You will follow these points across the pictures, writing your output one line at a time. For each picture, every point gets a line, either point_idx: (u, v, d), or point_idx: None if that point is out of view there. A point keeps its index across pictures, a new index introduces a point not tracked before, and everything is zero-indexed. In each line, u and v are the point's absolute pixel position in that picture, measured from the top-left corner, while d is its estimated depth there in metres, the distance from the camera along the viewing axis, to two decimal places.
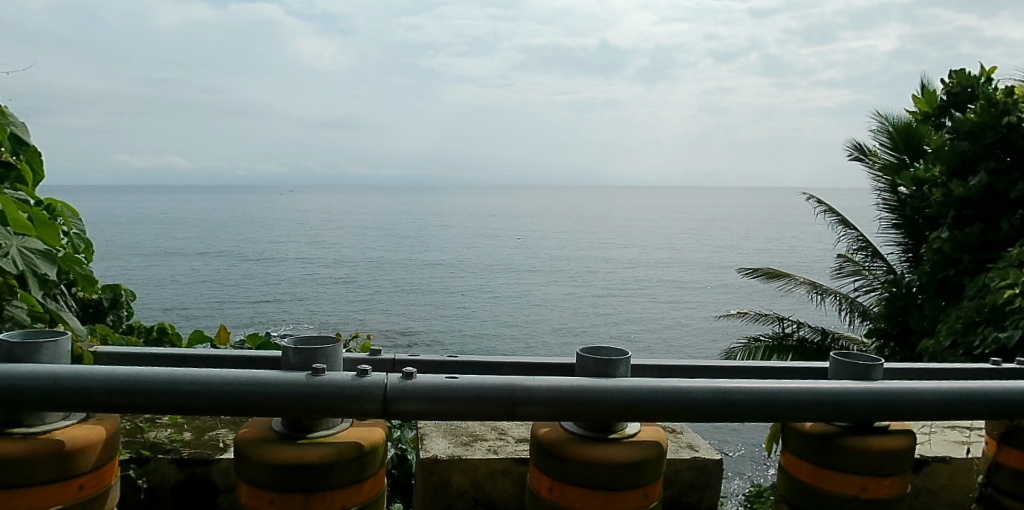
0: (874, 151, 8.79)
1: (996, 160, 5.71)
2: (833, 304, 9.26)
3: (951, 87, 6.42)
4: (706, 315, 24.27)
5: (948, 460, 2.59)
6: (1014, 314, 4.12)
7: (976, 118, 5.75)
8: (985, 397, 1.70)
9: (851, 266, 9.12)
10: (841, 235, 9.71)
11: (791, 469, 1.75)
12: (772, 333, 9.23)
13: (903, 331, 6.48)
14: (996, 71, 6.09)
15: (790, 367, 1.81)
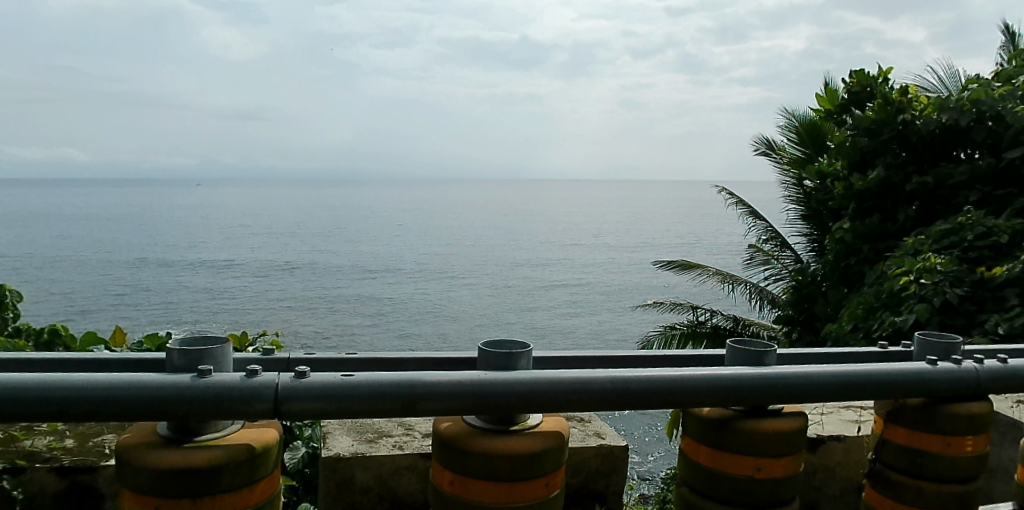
0: (782, 146, 9.17)
1: (892, 155, 6.02)
2: (744, 293, 9.65)
3: (851, 86, 6.74)
4: (627, 308, 24.94)
5: (842, 439, 2.74)
6: (908, 300, 4.54)
7: (874, 116, 6.08)
8: (868, 376, 1.82)
9: (762, 255, 9.62)
10: (752, 226, 10.10)
11: (690, 453, 1.81)
12: (687, 321, 9.56)
13: (809, 317, 6.78)
14: (891, 71, 6.45)
15: (688, 353, 1.87)
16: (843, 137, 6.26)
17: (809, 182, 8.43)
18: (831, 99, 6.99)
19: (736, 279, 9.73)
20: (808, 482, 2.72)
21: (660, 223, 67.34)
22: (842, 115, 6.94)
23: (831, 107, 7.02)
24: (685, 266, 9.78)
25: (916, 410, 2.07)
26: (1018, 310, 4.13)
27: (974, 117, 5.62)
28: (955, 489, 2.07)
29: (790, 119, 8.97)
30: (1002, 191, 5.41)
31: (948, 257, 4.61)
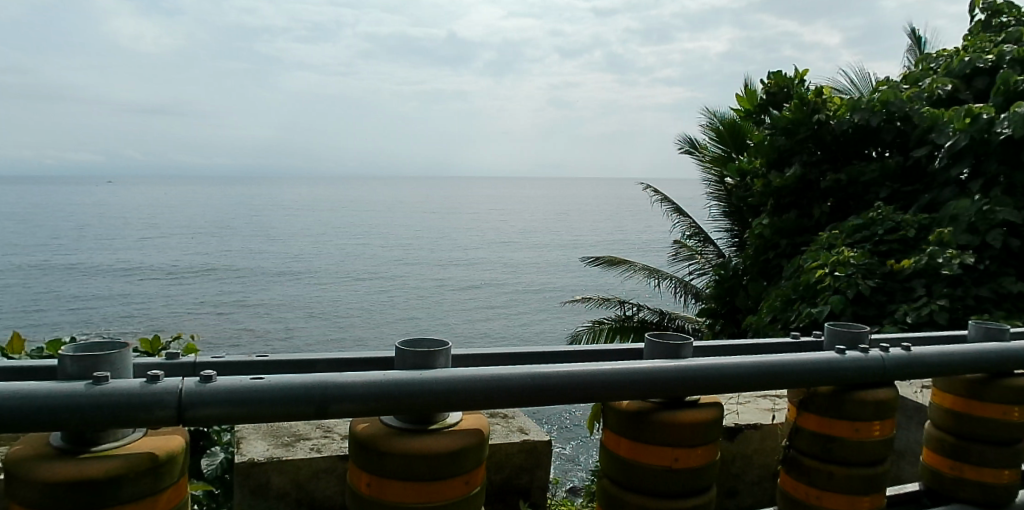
0: (704, 145, 9.47)
1: (808, 154, 6.33)
2: (670, 287, 9.98)
3: (770, 87, 7.02)
4: (561, 304, 25.31)
5: (759, 427, 2.84)
6: (823, 292, 4.77)
7: (791, 116, 6.32)
8: (778, 366, 1.89)
9: (686, 251, 9.93)
10: (677, 222, 10.42)
11: (611, 445, 1.84)
12: (616, 316, 9.80)
13: (731, 310, 7.04)
14: (806, 73, 6.74)
15: (608, 348, 1.90)
16: (762, 136, 6.57)
17: (730, 180, 8.72)
18: (750, 99, 7.22)
19: (662, 274, 10.06)
20: (728, 470, 2.81)
21: (592, 220, 68.55)
22: (760, 115, 7.18)
23: (750, 108, 7.25)
24: (611, 261, 10.01)
25: (826, 398, 2.16)
26: (924, 299, 4.38)
27: (884, 118, 5.88)
28: (864, 473, 2.17)
29: (712, 118, 9.25)
30: (909, 187, 5.71)
31: (860, 251, 4.84)
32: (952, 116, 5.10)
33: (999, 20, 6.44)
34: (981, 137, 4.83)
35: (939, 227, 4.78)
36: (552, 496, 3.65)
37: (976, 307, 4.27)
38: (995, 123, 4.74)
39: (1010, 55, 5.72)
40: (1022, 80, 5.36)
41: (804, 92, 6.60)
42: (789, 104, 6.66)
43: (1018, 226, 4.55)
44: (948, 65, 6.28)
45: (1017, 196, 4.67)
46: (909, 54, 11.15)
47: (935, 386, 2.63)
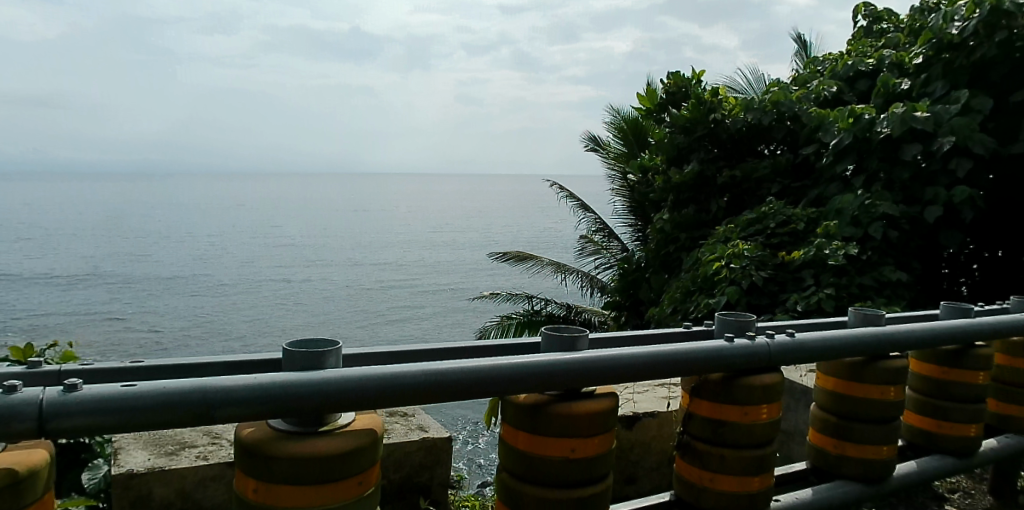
0: (608, 143, 9.76)
1: (705, 151, 6.59)
2: (576, 282, 10.18)
3: (669, 87, 7.29)
4: (474, 301, 25.41)
5: (655, 415, 2.97)
6: (720, 283, 5.02)
7: (688, 115, 6.61)
8: (669, 355, 1.97)
9: (592, 246, 10.13)
10: (582, 218, 10.68)
11: (510, 440, 1.87)
12: (524, 311, 9.98)
13: (634, 303, 7.28)
14: (703, 74, 7.02)
15: (508, 343, 1.92)
16: (662, 134, 6.82)
17: (632, 176, 9.00)
18: (650, 99, 7.46)
19: (569, 269, 10.29)
20: (626, 458, 2.94)
21: (507, 215, 69.05)
22: (660, 113, 7.45)
23: (650, 107, 7.52)
24: (519, 257, 10.17)
25: (716, 384, 2.26)
26: (812, 289, 4.66)
27: (775, 117, 6.19)
28: (754, 454, 2.27)
29: (615, 116, 9.52)
30: (798, 183, 6.05)
31: (754, 244, 5.11)
32: (836, 115, 5.42)
33: (879, 27, 6.91)
34: (863, 135, 5.17)
35: (825, 220, 5.09)
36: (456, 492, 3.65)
37: (859, 294, 4.54)
38: (875, 123, 5.08)
39: (888, 60, 6.15)
40: (899, 83, 5.81)
41: (701, 92, 6.89)
42: (686, 104, 6.92)
43: (896, 219, 4.88)
44: (832, 68, 6.71)
45: (895, 191, 5.02)
46: (796, 57, 11.87)
47: (819, 370, 2.81)
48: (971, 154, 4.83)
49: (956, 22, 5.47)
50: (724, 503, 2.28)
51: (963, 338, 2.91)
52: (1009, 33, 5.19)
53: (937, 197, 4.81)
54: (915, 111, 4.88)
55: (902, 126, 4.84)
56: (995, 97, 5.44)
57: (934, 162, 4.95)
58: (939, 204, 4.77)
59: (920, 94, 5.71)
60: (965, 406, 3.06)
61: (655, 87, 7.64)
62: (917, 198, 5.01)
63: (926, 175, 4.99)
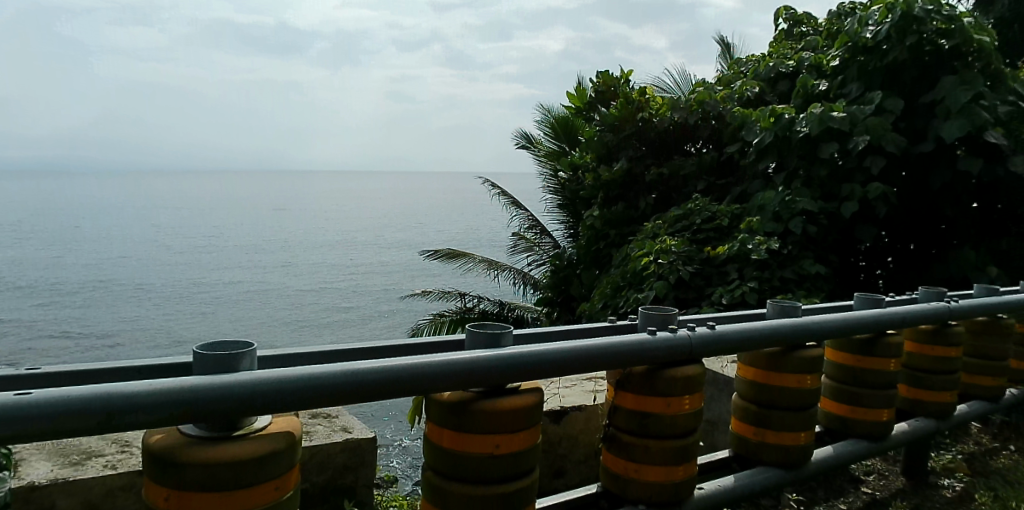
0: (540, 140, 9.87)
1: (633, 149, 6.77)
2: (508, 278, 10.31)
3: (598, 86, 7.43)
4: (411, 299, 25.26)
5: (583, 409, 3.05)
6: (649, 278, 5.13)
7: (617, 114, 6.80)
8: (593, 350, 2.00)
9: (524, 243, 10.35)
10: (515, 215, 10.80)
11: (435, 438, 1.87)
12: (457, 309, 10.04)
13: (566, 298, 7.39)
14: (631, 73, 7.18)
15: (432, 342, 1.93)
16: (592, 132, 6.94)
17: (563, 174, 9.12)
18: (580, 97, 7.57)
19: (501, 266, 10.39)
20: (553, 451, 3.00)
21: (445, 213, 68.78)
22: (590, 112, 7.58)
23: (580, 105, 7.63)
24: (451, 254, 10.20)
25: (640, 377, 2.31)
26: (736, 282, 4.82)
27: (700, 117, 6.37)
28: (677, 444, 2.34)
29: (546, 114, 9.64)
30: (723, 181, 6.26)
31: (680, 240, 5.25)
32: (758, 115, 5.61)
33: (799, 29, 7.19)
34: (783, 134, 5.38)
35: (749, 216, 5.28)
36: (383, 492, 3.62)
37: (781, 287, 4.72)
38: (794, 123, 5.29)
39: (807, 62, 6.40)
40: (817, 84, 6.07)
41: (629, 92, 7.06)
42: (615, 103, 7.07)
43: (815, 215, 5.09)
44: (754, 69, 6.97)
45: (814, 187, 5.24)
46: (720, 58, 12.24)
47: (739, 360, 2.92)
48: (883, 153, 5.08)
49: (870, 26, 5.73)
50: (648, 493, 2.33)
51: (874, 327, 3.06)
52: (918, 37, 5.48)
53: (853, 193, 5.02)
54: (831, 111, 5.10)
55: (819, 126, 5.06)
56: (906, 98, 5.74)
57: (850, 160, 5.18)
58: (855, 200, 5.00)
59: (836, 95, 5.99)
60: (878, 391, 3.22)
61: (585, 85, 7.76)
62: (834, 195, 5.23)
63: (843, 173, 5.22)
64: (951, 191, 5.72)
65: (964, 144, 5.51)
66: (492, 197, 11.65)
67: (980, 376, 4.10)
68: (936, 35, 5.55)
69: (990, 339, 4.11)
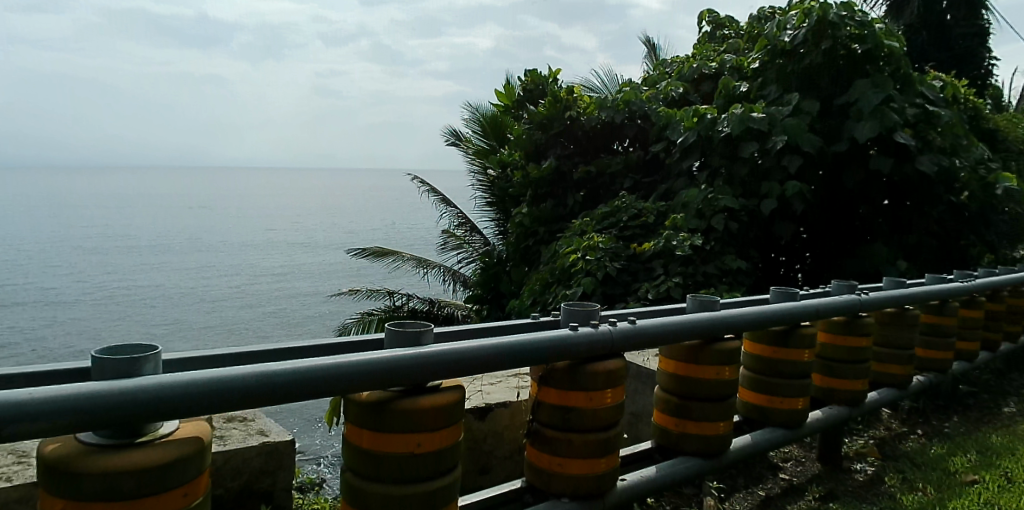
0: (469, 138, 9.90)
1: (561, 147, 6.84)
2: (438, 276, 10.29)
3: (527, 84, 7.49)
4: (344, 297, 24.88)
5: (507, 405, 3.14)
6: (577, 274, 5.21)
7: (546, 112, 6.82)
8: (515, 347, 2.02)
9: (454, 240, 10.39)
10: (445, 213, 10.85)
11: (354, 439, 1.85)
12: (386, 307, 10.01)
13: (495, 295, 7.45)
14: (559, 72, 7.25)
15: (353, 342, 1.92)
16: (520, 130, 6.97)
17: (492, 171, 9.15)
18: (508, 96, 7.64)
19: (430, 263, 10.34)
20: (478, 448, 3.07)
21: (379, 210, 67.99)
22: (518, 110, 7.64)
23: (509, 103, 7.68)
24: (380, 252, 10.13)
25: (562, 372, 2.34)
26: (662, 278, 4.95)
27: (627, 116, 6.52)
28: (599, 437, 2.38)
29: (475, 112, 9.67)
30: (648, 179, 6.43)
31: (607, 237, 5.35)
32: (682, 115, 5.75)
33: (722, 32, 7.43)
34: (706, 134, 5.54)
35: (674, 213, 5.43)
36: (304, 495, 3.57)
37: (704, 282, 4.88)
38: (717, 122, 5.46)
39: (728, 64, 6.62)
40: (738, 86, 6.29)
41: (556, 90, 7.13)
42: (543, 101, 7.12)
43: (737, 212, 5.27)
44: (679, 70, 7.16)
45: (736, 185, 5.43)
46: (647, 58, 12.50)
47: (661, 354, 2.99)
48: (800, 152, 5.30)
49: (788, 30, 6.01)
50: (572, 486, 2.37)
51: (788, 319, 3.20)
52: (833, 42, 5.73)
53: (772, 191, 5.24)
54: (751, 112, 5.29)
55: (741, 126, 5.24)
56: (822, 100, 6.01)
57: (769, 159, 5.39)
58: (774, 198, 5.21)
59: (756, 96, 6.21)
60: (794, 381, 3.37)
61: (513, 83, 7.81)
62: (755, 192, 5.43)
63: (762, 171, 5.42)
64: (865, 189, 6.02)
65: (876, 145, 5.80)
66: (421, 193, 11.59)
67: (889, 365, 4.33)
68: (850, 40, 5.83)
69: (897, 330, 4.35)
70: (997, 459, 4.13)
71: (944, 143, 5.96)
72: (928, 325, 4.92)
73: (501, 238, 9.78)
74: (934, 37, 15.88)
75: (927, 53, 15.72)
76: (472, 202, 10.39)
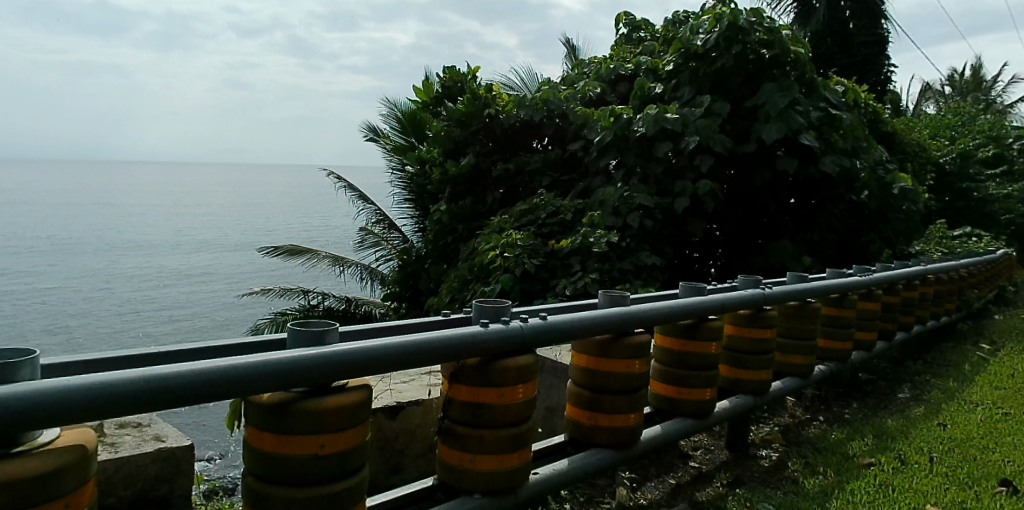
0: (388, 134, 9.83)
1: (480, 144, 6.86)
2: (355, 275, 10.17)
3: (445, 81, 7.48)
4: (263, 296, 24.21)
5: (419, 403, 3.19)
6: (495, 271, 5.25)
7: (464, 109, 6.78)
8: (423, 344, 2.02)
9: (372, 238, 10.31)
10: (362, 209, 10.79)
11: (254, 442, 1.81)
12: (300, 306, 9.86)
13: (413, 293, 7.43)
14: (478, 70, 7.25)
15: (254, 342, 1.89)
16: (438, 127, 6.92)
17: (411, 168, 9.10)
18: (426, 92, 7.59)
19: (347, 261, 10.24)
20: (388, 446, 3.10)
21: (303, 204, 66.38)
22: (437, 106, 7.61)
23: (427, 99, 7.64)
24: (294, 250, 9.95)
25: (472, 369, 2.36)
26: (579, 273, 5.05)
27: (545, 114, 6.62)
28: (510, 432, 2.41)
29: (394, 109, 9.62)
30: (566, 177, 6.55)
31: (526, 234, 5.41)
32: (599, 115, 5.87)
33: (637, 35, 7.62)
34: (622, 133, 5.68)
35: (590, 210, 5.55)
36: (206, 501, 3.47)
37: (620, 277, 5.01)
38: (632, 122, 5.61)
39: (644, 65, 6.83)
40: (653, 87, 6.48)
41: (475, 87, 7.10)
42: (462, 98, 7.07)
43: (651, 209, 5.44)
44: (596, 70, 7.31)
45: (651, 184, 5.59)
46: (567, 58, 12.69)
47: (572, 349, 3.05)
48: (711, 152, 5.52)
49: (700, 34, 6.19)
50: (483, 482, 2.39)
51: (695, 313, 3.32)
52: (742, 47, 5.98)
53: (686, 190, 5.44)
54: (665, 112, 5.45)
55: (655, 126, 5.40)
56: (732, 102, 6.26)
57: (682, 159, 5.58)
58: (687, 196, 5.40)
59: (670, 97, 6.42)
60: (701, 372, 3.50)
61: (431, 80, 7.76)
62: (669, 190, 5.62)
63: (676, 170, 5.60)
64: (772, 188, 6.31)
65: (783, 146, 6.09)
66: (337, 190, 11.40)
67: (792, 356, 4.56)
68: (759, 45, 6.08)
69: (800, 321, 4.58)
70: (890, 441, 4.42)
71: (845, 144, 6.30)
72: (829, 317, 5.20)
73: (420, 235, 9.80)
74: (837, 44, 16.78)
75: (831, 59, 16.62)
76: (391, 199, 10.36)
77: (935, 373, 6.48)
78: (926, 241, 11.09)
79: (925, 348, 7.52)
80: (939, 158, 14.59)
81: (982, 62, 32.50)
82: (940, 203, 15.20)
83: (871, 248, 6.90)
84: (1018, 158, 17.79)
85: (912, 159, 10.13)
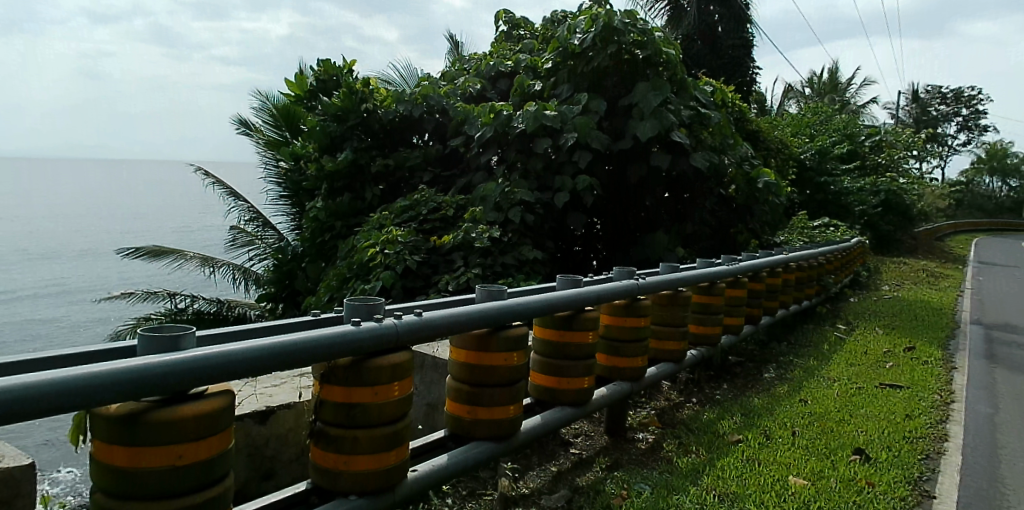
0: (261, 128, 9.42)
1: (358, 139, 6.68)
2: (226, 275, 9.80)
3: (320, 74, 7.27)
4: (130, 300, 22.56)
5: (291, 406, 3.12)
6: (375, 269, 5.18)
7: (340, 104, 6.61)
8: (291, 345, 1.96)
9: (245, 236, 9.88)
10: (234, 207, 10.32)
11: (104, 457, 1.70)
12: (166, 310, 9.32)
13: (290, 293, 7.20)
14: (353, 63, 7.07)
15: (101, 351, 1.79)
16: (313, 122, 6.69)
17: (286, 164, 8.80)
18: (300, 85, 7.34)
19: (217, 261, 9.81)
20: (258, 452, 3.01)
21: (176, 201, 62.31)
22: (312, 100, 7.41)
23: (301, 93, 7.40)
24: (157, 251, 9.39)
25: (344, 369, 2.33)
26: (461, 269, 5.10)
27: (424, 110, 6.62)
28: (386, 431, 2.40)
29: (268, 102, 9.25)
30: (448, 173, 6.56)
31: (407, 230, 5.38)
32: (479, 111, 5.91)
33: (517, 33, 7.72)
34: (502, 129, 5.74)
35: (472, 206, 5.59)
36: None
37: (502, 272, 5.11)
38: (512, 119, 5.69)
39: (524, 63, 6.95)
40: (532, 84, 6.61)
41: (351, 81, 6.93)
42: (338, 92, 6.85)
43: (532, 204, 5.57)
44: (477, 66, 7.35)
45: (532, 180, 5.72)
46: (452, 53, 12.65)
47: (451, 344, 3.07)
48: (589, 148, 5.70)
49: (577, 34, 6.38)
50: (359, 482, 2.36)
51: (571, 304, 3.43)
52: (617, 47, 6.20)
53: (565, 185, 5.60)
54: (545, 109, 5.57)
55: (534, 122, 5.51)
56: (608, 100, 6.50)
57: (561, 155, 5.74)
58: (566, 191, 5.57)
59: (550, 95, 6.58)
60: (578, 362, 3.61)
61: (304, 72, 7.49)
62: (549, 186, 5.76)
63: (556, 166, 5.75)
64: (647, 183, 6.61)
65: (657, 143, 6.38)
66: (206, 186, 10.82)
67: (666, 342, 4.81)
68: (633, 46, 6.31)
69: (672, 310, 4.83)
70: (757, 419, 4.76)
71: (713, 141, 6.67)
72: (700, 304, 5.51)
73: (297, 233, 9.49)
74: (708, 47, 17.77)
75: (701, 60, 17.62)
76: (265, 195, 9.96)
77: (797, 353, 7.04)
78: (789, 231, 11.95)
79: (789, 330, 8.12)
80: (799, 155, 15.74)
81: (838, 65, 35.17)
82: (802, 196, 16.41)
83: (739, 239, 7.38)
84: (869, 154, 19.47)
85: (775, 155, 10.85)
